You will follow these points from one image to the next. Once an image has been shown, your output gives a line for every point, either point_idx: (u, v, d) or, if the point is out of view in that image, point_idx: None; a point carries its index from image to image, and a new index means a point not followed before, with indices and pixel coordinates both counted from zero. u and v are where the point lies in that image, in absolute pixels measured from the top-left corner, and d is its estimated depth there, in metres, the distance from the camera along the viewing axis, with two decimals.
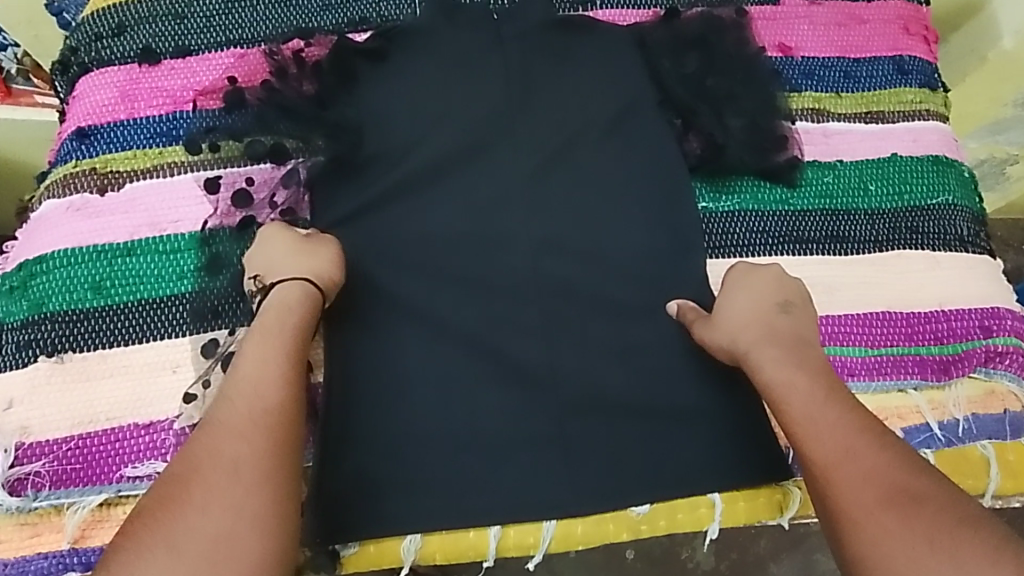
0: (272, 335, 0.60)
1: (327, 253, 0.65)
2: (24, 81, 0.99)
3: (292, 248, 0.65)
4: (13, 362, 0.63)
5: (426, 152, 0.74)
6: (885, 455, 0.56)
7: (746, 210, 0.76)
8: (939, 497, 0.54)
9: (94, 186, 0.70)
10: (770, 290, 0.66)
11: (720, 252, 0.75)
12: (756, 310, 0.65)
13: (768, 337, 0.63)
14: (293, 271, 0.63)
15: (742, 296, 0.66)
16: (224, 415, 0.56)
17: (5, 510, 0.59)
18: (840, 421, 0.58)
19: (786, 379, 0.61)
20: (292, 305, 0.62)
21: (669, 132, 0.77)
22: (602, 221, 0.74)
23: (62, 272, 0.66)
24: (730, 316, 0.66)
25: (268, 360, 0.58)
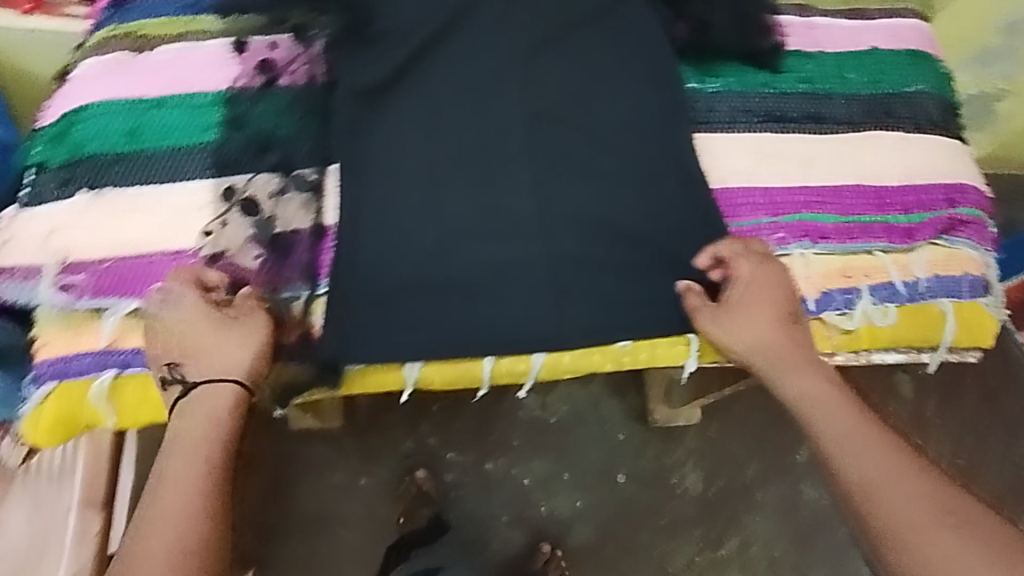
0: (196, 433, 0.62)
1: (254, 342, 0.65)
2: None
3: (214, 325, 0.64)
4: (56, 196, 0.70)
5: (430, 29, 0.77)
6: (871, 458, 0.62)
7: (732, 92, 0.82)
8: (916, 491, 0.60)
9: (129, 48, 0.76)
10: (782, 299, 0.71)
11: (706, 127, 0.80)
12: (772, 321, 0.70)
13: (780, 355, 0.70)
14: (218, 368, 0.64)
15: (751, 295, 0.71)
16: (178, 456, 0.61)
17: (53, 308, 0.67)
18: (838, 428, 0.64)
19: (807, 390, 0.68)
20: (218, 407, 0.63)
21: (659, 19, 0.81)
22: (597, 95, 0.78)
23: (101, 120, 0.73)
24: (745, 317, 0.70)
25: (193, 461, 0.61)
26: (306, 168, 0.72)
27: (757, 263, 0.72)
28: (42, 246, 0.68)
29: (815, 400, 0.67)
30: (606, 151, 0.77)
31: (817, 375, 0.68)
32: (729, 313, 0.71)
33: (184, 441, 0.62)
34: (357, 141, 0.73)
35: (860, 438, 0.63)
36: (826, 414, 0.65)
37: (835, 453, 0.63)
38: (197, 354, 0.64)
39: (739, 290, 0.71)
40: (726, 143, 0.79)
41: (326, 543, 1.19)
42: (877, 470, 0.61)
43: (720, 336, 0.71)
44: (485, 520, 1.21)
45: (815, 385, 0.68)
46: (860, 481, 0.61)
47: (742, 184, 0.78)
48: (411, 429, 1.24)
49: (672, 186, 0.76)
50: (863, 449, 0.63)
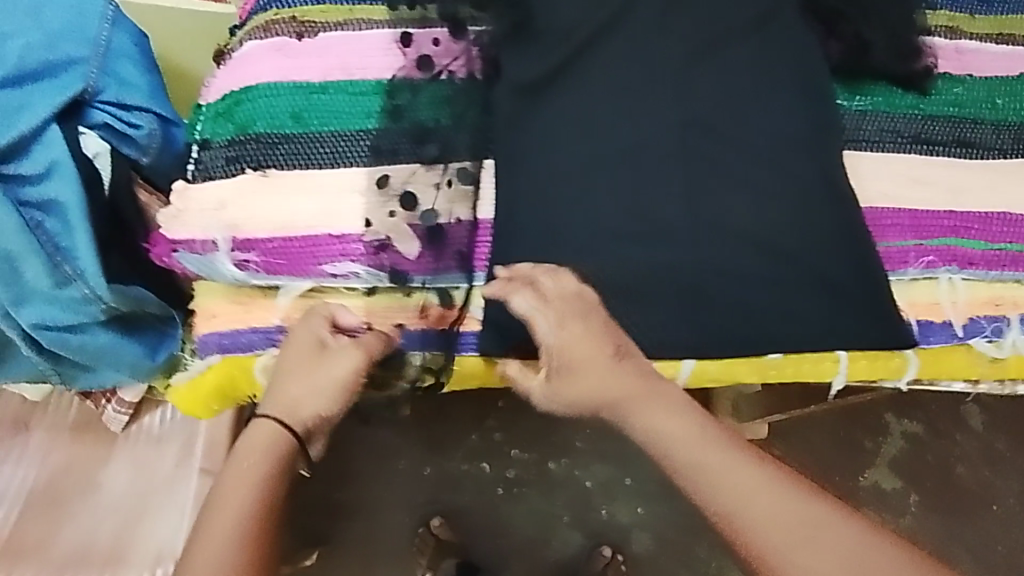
0: (255, 453, 0.63)
1: (334, 375, 0.66)
2: None
3: (303, 359, 0.67)
4: (223, 173, 0.72)
5: (588, 32, 0.78)
6: (753, 491, 0.61)
7: (880, 111, 0.81)
8: (785, 519, 0.60)
9: (293, 32, 0.77)
10: (601, 340, 0.66)
11: (854, 145, 0.80)
12: (602, 369, 0.65)
13: (639, 398, 0.65)
14: (280, 403, 0.65)
15: (563, 344, 0.65)
16: (235, 467, 0.63)
17: (228, 283, 0.71)
18: (722, 462, 0.63)
19: (681, 430, 0.64)
20: (271, 442, 0.64)
21: (811, 35, 0.82)
22: (744, 107, 0.79)
23: (266, 101, 0.74)
24: (586, 377, 0.65)
25: (243, 479, 0.62)
26: (464, 160, 0.74)
27: (576, 317, 0.66)
28: (211, 220, 0.69)
29: (659, 426, 0.65)
30: (753, 161, 0.77)
31: (677, 414, 0.65)
32: (556, 375, 0.66)
33: (233, 473, 0.62)
34: (515, 138, 0.75)
35: (746, 476, 0.62)
36: (700, 447, 0.64)
37: (699, 481, 0.63)
38: (278, 382, 0.66)
39: (571, 346, 0.65)
40: (875, 163, 0.79)
41: (395, 528, 1.20)
42: (741, 496, 0.61)
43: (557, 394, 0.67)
44: (548, 519, 1.22)
45: (676, 419, 0.65)
46: (750, 528, 0.60)
47: (889, 205, 0.77)
48: (476, 423, 1.24)
49: (819, 201, 0.76)
50: (749, 485, 0.62)
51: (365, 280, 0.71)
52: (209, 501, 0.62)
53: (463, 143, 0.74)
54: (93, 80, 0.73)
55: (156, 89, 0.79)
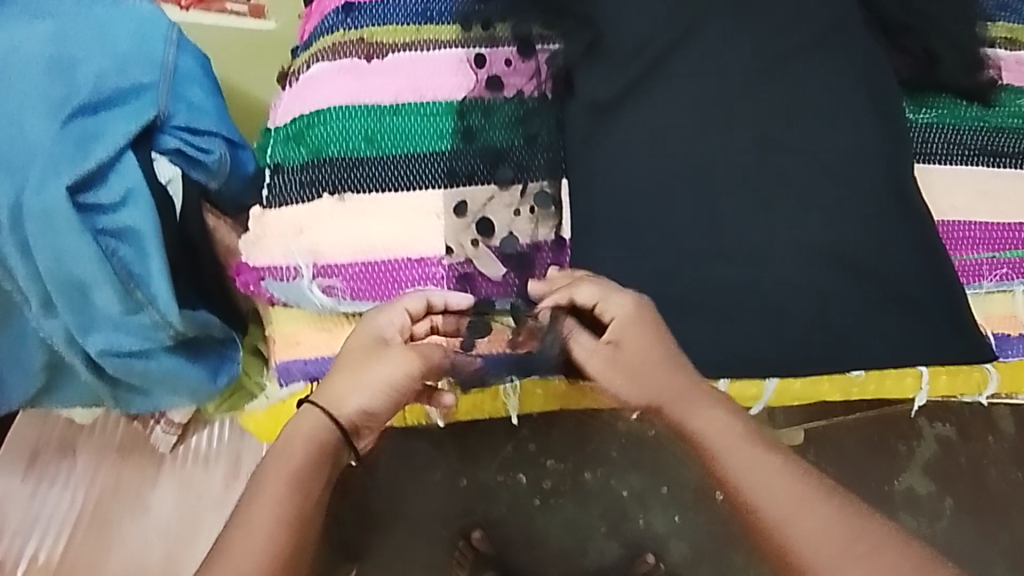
0: (299, 446, 0.59)
1: (382, 377, 0.61)
2: None
3: (358, 354, 0.62)
4: (298, 197, 0.71)
5: (656, 47, 0.78)
6: (805, 499, 0.57)
7: (946, 124, 0.81)
8: (839, 532, 0.56)
9: (362, 53, 0.77)
10: (644, 333, 0.63)
11: (923, 158, 0.80)
12: (654, 356, 0.62)
13: (682, 394, 0.62)
14: (331, 394, 0.61)
15: (619, 330, 0.63)
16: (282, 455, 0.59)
17: (312, 311, 0.71)
18: (769, 465, 0.59)
19: (724, 432, 0.61)
20: (304, 431, 0.60)
21: (877, 48, 0.82)
22: (813, 121, 0.79)
23: (339, 124, 0.74)
24: (633, 374, 0.62)
25: (287, 471, 0.58)
26: (541, 178, 0.74)
27: (632, 321, 0.63)
28: (293, 245, 0.69)
29: (701, 428, 0.61)
30: (825, 175, 0.77)
31: (721, 411, 0.62)
32: (616, 362, 0.63)
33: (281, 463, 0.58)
34: (592, 157, 0.74)
35: (797, 482, 0.58)
36: (744, 450, 0.60)
37: (740, 486, 0.59)
38: (333, 373, 0.63)
39: (623, 342, 0.63)
40: (944, 176, 0.79)
41: (434, 545, 1.17)
42: (784, 505, 0.57)
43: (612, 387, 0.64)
44: (584, 530, 1.18)
45: (720, 420, 0.61)
46: (796, 542, 0.56)
47: (961, 218, 0.77)
48: (511, 434, 1.21)
49: (892, 214, 0.76)
50: (796, 494, 0.58)
51: None
52: (248, 490, 0.58)
53: (535, 162, 0.74)
54: (165, 105, 0.73)
55: (221, 112, 0.79)
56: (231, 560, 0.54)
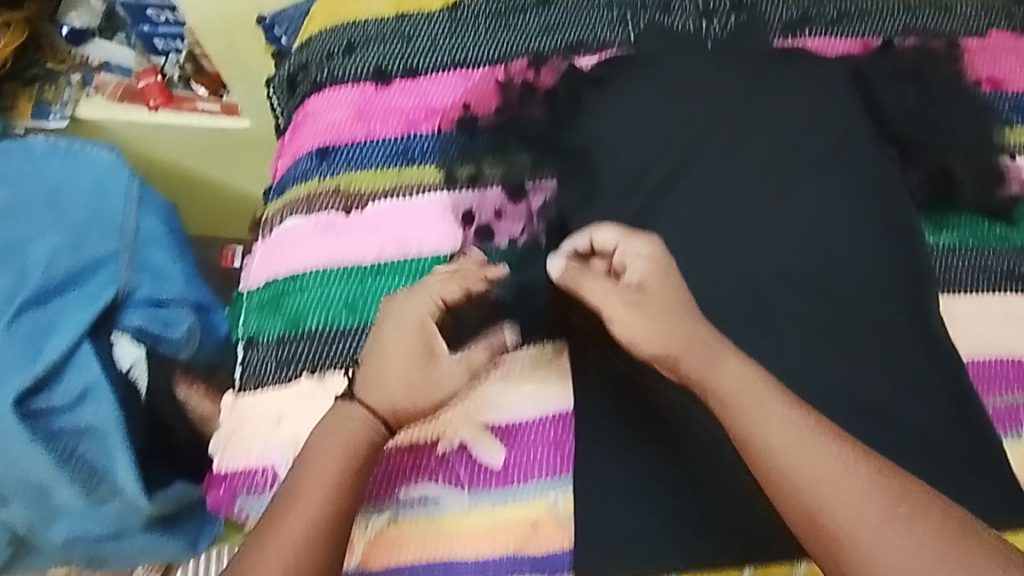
0: (338, 444, 0.56)
1: (439, 384, 0.58)
2: (184, 86, 1.17)
3: (408, 353, 0.57)
4: (275, 378, 0.65)
5: (656, 181, 0.74)
6: (839, 466, 0.52)
7: (969, 245, 0.77)
8: (871, 492, 0.51)
9: (339, 205, 0.71)
10: (666, 281, 0.59)
11: (949, 289, 0.75)
12: (681, 303, 0.58)
13: (687, 339, 0.56)
14: (382, 390, 0.57)
15: (654, 300, 0.58)
16: (319, 451, 0.55)
17: None
18: (789, 420, 0.53)
19: (740, 388, 0.55)
20: (343, 426, 0.56)
21: (891, 165, 0.78)
22: (828, 251, 0.73)
23: (317, 291, 0.68)
24: (650, 320, 0.57)
25: (339, 453, 0.55)
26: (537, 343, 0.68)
27: (658, 268, 0.60)
28: (271, 438, 0.63)
29: (708, 361, 0.56)
30: (849, 315, 0.71)
31: (734, 363, 0.56)
32: (643, 306, 0.58)
33: (322, 437, 0.56)
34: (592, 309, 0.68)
35: (832, 448, 0.53)
36: (760, 407, 0.54)
37: (764, 447, 0.53)
38: (378, 369, 0.57)
39: (647, 291, 0.58)
40: (969, 306, 0.75)
41: None
42: (804, 458, 0.52)
43: (628, 336, 0.58)
44: None
45: (745, 378, 0.55)
46: (825, 509, 0.50)
47: (991, 356, 0.73)
48: None
49: (917, 355, 0.70)
50: (821, 461, 0.52)
51: (444, 503, 0.63)
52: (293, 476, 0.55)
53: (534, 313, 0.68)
54: (126, 281, 0.80)
55: (189, 273, 0.85)
56: (284, 531, 0.52)
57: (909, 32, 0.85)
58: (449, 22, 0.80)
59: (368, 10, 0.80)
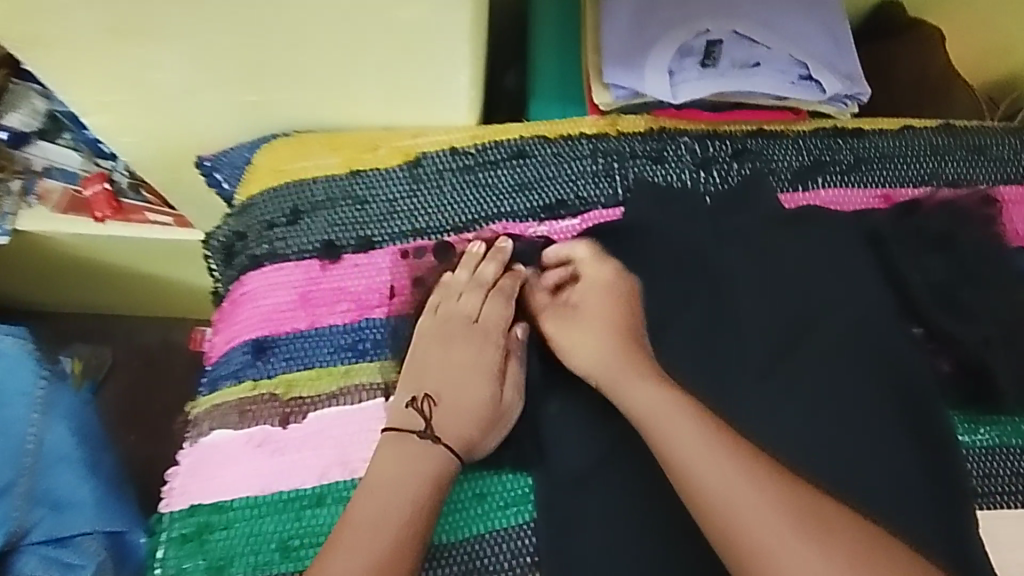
0: (420, 440, 0.59)
1: (504, 407, 0.62)
2: (134, 193, 1.08)
3: (467, 374, 0.62)
4: None
5: None
6: (749, 478, 0.52)
7: (1012, 446, 0.66)
8: (783, 504, 0.51)
9: (276, 415, 0.61)
10: (603, 299, 0.64)
11: (992, 503, 0.64)
12: (614, 317, 0.63)
13: (615, 367, 0.60)
14: (450, 425, 0.60)
15: (591, 307, 0.64)
16: (399, 447, 0.58)
17: None
18: (698, 431, 0.54)
19: (657, 403, 0.57)
20: (422, 461, 0.58)
21: (917, 349, 0.67)
22: (854, 466, 0.62)
23: (246, 526, 0.59)
24: (591, 331, 0.63)
25: (423, 454, 0.58)
26: None
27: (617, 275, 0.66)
28: None
29: (625, 388, 0.59)
30: None
31: (651, 379, 0.59)
32: (580, 322, 0.64)
33: (418, 438, 0.59)
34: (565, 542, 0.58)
35: (743, 458, 0.53)
36: (669, 422, 0.55)
37: (680, 459, 0.54)
38: (444, 404, 0.61)
39: (585, 307, 0.64)
40: (1015, 524, 0.64)
41: None
42: (716, 471, 0.52)
43: (569, 351, 0.63)
44: None
45: (658, 393, 0.57)
46: (734, 522, 0.51)
47: None
48: None
49: None
50: (728, 474, 0.52)
51: None
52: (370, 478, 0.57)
53: (508, 558, 0.59)
54: (20, 522, 0.80)
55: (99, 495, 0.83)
56: (361, 530, 0.54)
57: (934, 178, 0.75)
58: (409, 179, 0.69)
59: (316, 167, 0.69)
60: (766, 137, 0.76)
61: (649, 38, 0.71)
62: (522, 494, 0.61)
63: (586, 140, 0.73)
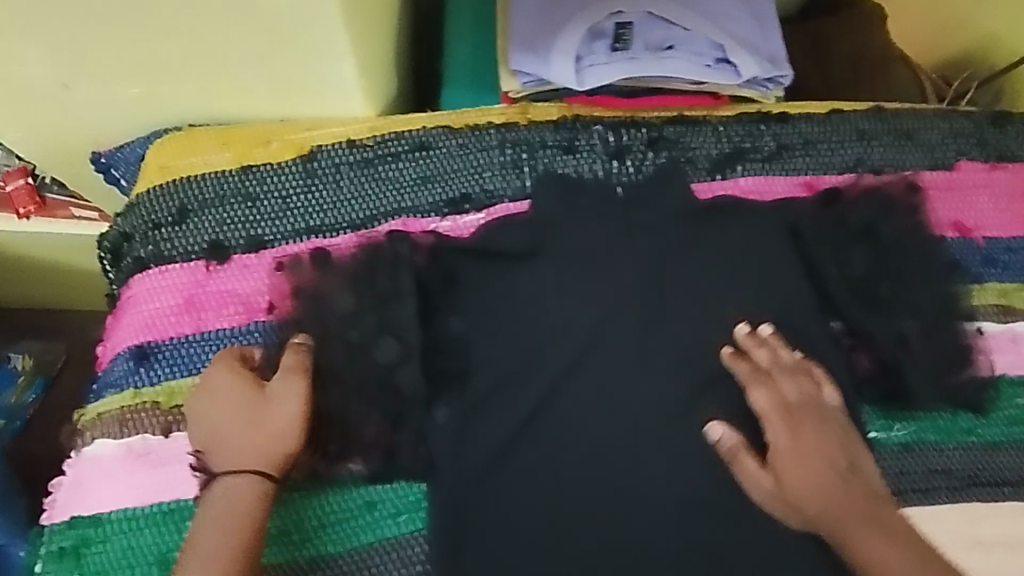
0: (226, 493, 0.53)
1: (280, 410, 0.54)
2: (58, 188, 0.94)
3: (232, 399, 0.55)
4: None
5: (544, 374, 0.62)
6: None
7: (925, 443, 0.64)
8: None
9: (158, 423, 0.59)
10: (793, 405, 0.59)
11: (902, 501, 0.62)
12: (786, 435, 0.58)
13: (843, 512, 0.55)
14: (236, 457, 0.53)
15: (798, 419, 0.58)
16: (208, 510, 0.52)
17: None
18: (896, 541, 0.53)
19: (837, 513, 0.55)
20: (229, 508, 0.52)
21: (830, 345, 0.65)
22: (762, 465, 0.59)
23: (122, 540, 0.56)
24: (796, 451, 0.57)
25: (229, 506, 0.52)
26: None
27: (770, 388, 0.60)
28: None
29: (858, 534, 0.54)
30: None
31: (823, 489, 0.55)
32: (800, 440, 0.57)
33: (216, 497, 0.53)
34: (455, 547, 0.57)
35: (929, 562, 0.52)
36: (852, 533, 0.54)
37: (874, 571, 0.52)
38: (218, 444, 0.54)
39: (768, 422, 0.59)
40: (927, 525, 0.62)
41: None
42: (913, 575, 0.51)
43: (751, 480, 0.57)
44: None
45: (838, 502, 0.55)
46: None
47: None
48: None
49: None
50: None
51: None
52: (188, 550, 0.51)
53: (399, 567, 0.57)
54: None
55: None
56: None
57: (860, 165, 0.72)
58: (303, 175, 0.66)
59: (205, 163, 0.66)
60: (687, 124, 0.72)
61: (554, 22, 0.68)
62: (414, 501, 0.59)
63: (493, 130, 0.70)
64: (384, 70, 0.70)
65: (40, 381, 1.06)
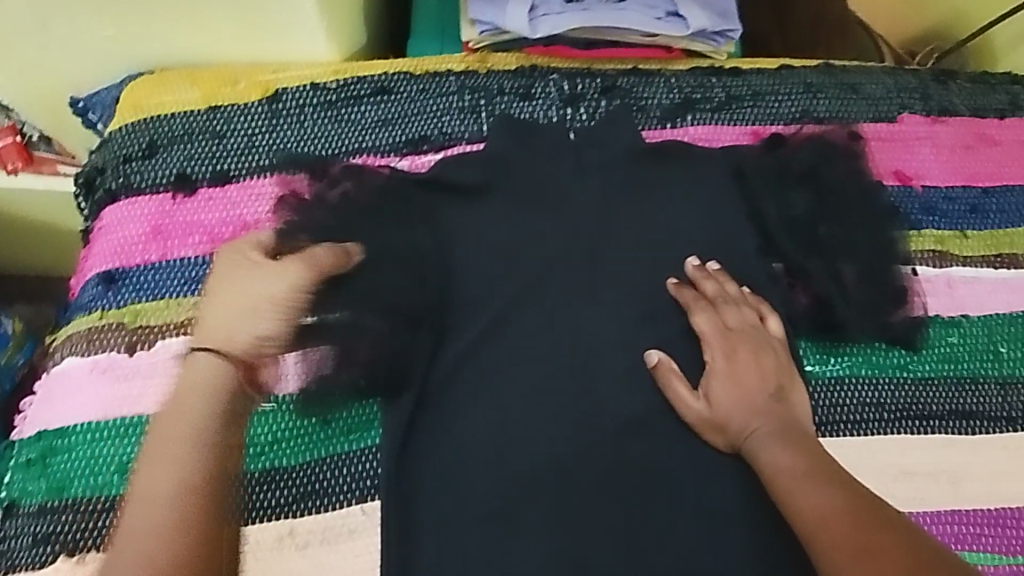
0: (202, 372, 0.51)
1: (269, 291, 0.54)
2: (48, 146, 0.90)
3: (225, 285, 0.55)
4: (29, 559, 0.56)
5: (492, 302, 0.64)
6: (828, 484, 0.53)
7: (860, 377, 0.67)
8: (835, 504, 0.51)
9: (123, 343, 0.62)
10: (730, 330, 0.63)
11: (834, 430, 0.65)
12: (719, 355, 0.62)
13: (755, 423, 0.58)
14: (221, 330, 0.53)
15: (732, 343, 0.62)
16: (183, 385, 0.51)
17: None
18: (798, 450, 0.56)
19: (752, 425, 0.58)
20: (205, 378, 0.51)
21: (771, 283, 0.68)
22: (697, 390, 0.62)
23: (87, 450, 0.59)
24: (723, 370, 0.61)
25: (203, 383, 0.51)
26: (348, 502, 0.60)
27: (712, 314, 0.64)
28: None
29: (763, 441, 0.57)
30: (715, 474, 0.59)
31: (742, 404, 0.59)
32: (732, 363, 0.61)
33: (191, 375, 0.51)
34: (399, 461, 0.59)
35: (824, 468, 0.54)
36: (759, 441, 0.57)
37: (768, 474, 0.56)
38: (208, 324, 0.54)
39: (705, 344, 0.63)
40: (858, 452, 0.64)
41: None
42: (800, 476, 0.54)
43: (678, 392, 0.61)
44: None
45: (752, 416, 0.59)
46: (806, 518, 0.51)
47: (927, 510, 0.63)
48: None
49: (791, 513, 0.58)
50: (801, 483, 0.53)
51: None
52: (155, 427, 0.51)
53: (352, 478, 0.61)
54: None
55: None
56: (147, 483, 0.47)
57: (806, 116, 0.75)
58: (269, 114, 0.70)
59: (175, 102, 0.70)
60: (639, 75, 0.75)
61: None
62: (369, 420, 0.63)
63: (453, 77, 0.73)
64: (349, 18, 0.73)
65: (30, 345, 0.93)
